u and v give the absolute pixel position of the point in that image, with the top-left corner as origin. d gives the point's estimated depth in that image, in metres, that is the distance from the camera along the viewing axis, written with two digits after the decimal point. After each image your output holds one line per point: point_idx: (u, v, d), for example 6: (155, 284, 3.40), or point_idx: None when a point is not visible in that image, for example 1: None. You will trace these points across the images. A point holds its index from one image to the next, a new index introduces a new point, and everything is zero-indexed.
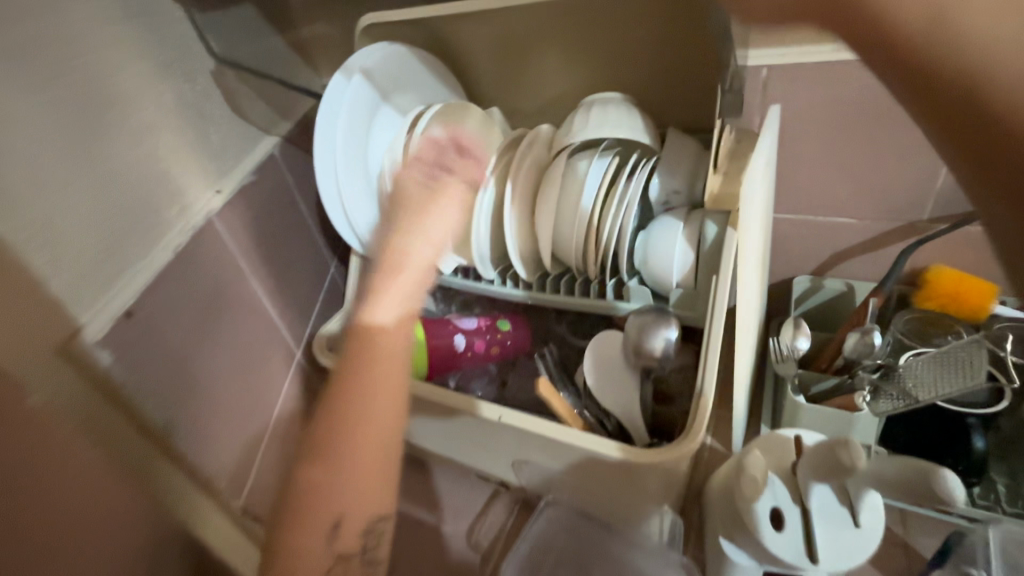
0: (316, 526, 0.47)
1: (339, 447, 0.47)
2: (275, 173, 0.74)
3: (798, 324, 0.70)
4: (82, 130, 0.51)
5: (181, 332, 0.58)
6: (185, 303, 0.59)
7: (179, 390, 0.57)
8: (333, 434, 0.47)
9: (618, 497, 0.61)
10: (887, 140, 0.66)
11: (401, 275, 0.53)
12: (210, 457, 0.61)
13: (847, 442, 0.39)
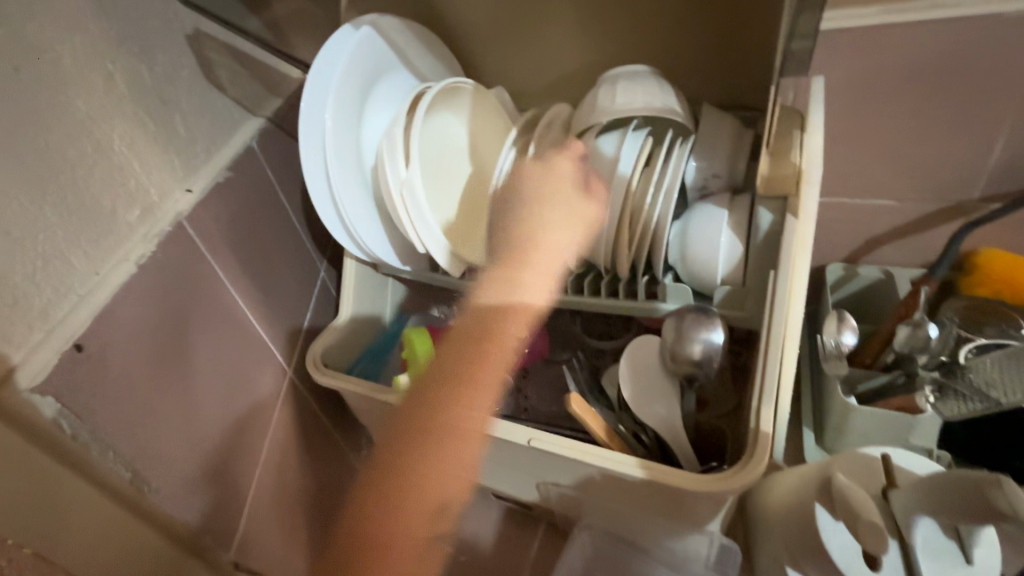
0: (418, 519, 0.61)
1: (431, 462, 0.59)
2: (253, 167, 0.65)
3: (842, 317, 0.63)
4: (14, 122, 0.42)
5: (148, 359, 0.50)
6: (151, 326, 0.50)
7: (148, 428, 0.49)
8: (437, 414, 0.56)
9: (660, 522, 0.54)
10: (938, 112, 0.60)
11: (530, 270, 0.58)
12: (188, 501, 0.53)
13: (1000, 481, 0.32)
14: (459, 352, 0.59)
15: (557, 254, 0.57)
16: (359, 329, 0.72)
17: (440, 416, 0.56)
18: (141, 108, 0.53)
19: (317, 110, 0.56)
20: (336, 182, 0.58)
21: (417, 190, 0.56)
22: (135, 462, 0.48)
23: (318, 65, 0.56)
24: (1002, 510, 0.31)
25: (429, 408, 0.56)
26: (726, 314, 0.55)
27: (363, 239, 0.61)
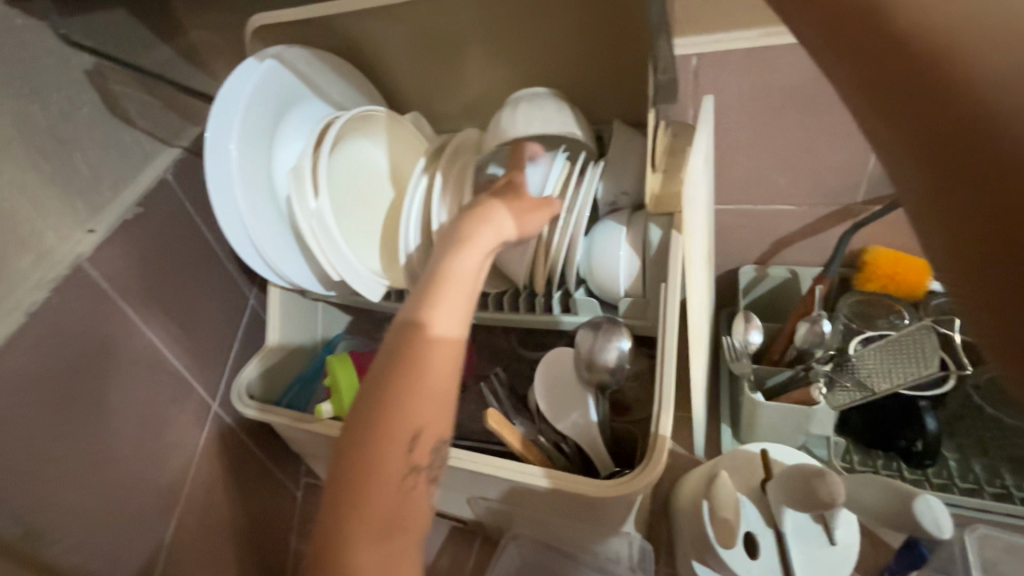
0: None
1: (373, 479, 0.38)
2: (167, 201, 0.65)
3: (749, 317, 0.68)
4: None
5: (48, 406, 0.49)
6: (48, 373, 0.49)
7: (46, 477, 0.49)
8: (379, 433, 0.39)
9: (582, 527, 0.56)
10: (815, 125, 0.65)
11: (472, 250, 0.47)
12: (96, 549, 0.52)
13: (825, 474, 0.37)
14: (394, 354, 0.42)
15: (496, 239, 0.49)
16: (287, 355, 0.72)
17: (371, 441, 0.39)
18: (32, 150, 0.52)
19: (221, 144, 0.56)
20: (247, 213, 0.57)
21: (327, 221, 0.57)
22: (30, 517, 0.47)
23: (219, 98, 0.56)
24: (826, 499, 0.36)
25: (360, 426, 0.40)
26: (631, 323, 0.58)
27: (281, 269, 0.61)
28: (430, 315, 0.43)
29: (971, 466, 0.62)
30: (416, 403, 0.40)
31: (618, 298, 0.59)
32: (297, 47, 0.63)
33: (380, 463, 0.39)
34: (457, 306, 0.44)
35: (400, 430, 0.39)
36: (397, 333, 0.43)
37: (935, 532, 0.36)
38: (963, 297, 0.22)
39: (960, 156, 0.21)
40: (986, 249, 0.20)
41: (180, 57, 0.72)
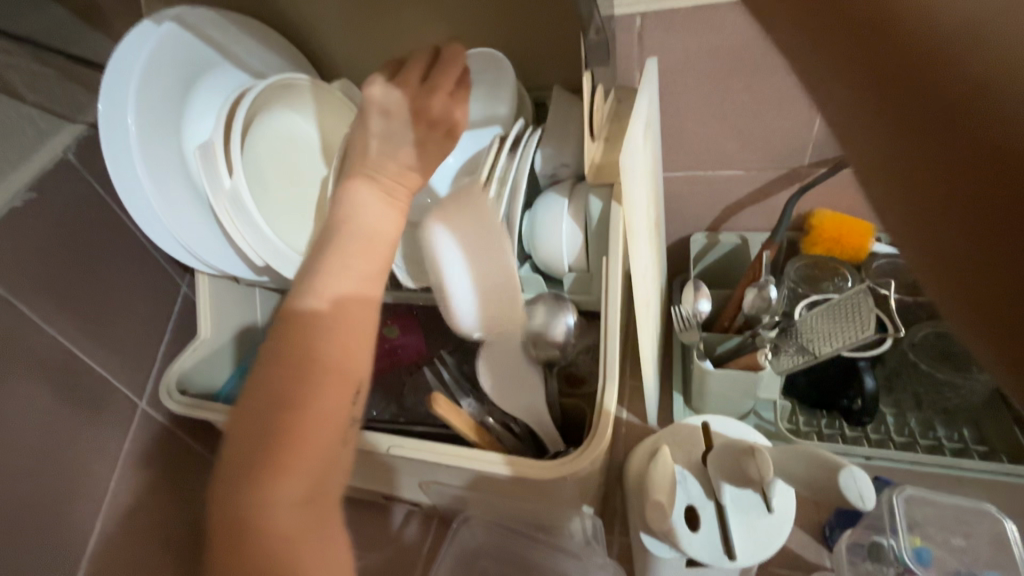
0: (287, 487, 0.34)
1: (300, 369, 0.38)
2: (69, 183, 0.59)
3: (698, 286, 0.68)
4: None
5: None
6: None
7: None
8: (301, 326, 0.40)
9: (533, 505, 0.55)
10: (759, 86, 0.64)
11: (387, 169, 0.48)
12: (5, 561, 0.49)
13: (756, 450, 0.39)
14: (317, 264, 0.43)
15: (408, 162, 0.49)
16: (222, 347, 0.67)
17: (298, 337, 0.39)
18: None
19: (116, 117, 0.50)
20: (155, 195, 0.52)
21: (243, 200, 0.52)
22: None
23: (109, 69, 0.50)
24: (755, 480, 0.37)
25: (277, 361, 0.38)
26: (576, 299, 0.57)
27: (199, 253, 0.56)
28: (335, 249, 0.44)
29: (906, 420, 0.64)
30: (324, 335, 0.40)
31: (563, 273, 0.57)
32: (200, 8, 0.57)
33: (309, 419, 0.36)
34: (361, 246, 0.45)
35: (326, 324, 0.40)
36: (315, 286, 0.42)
37: (854, 503, 0.37)
38: (932, 270, 0.19)
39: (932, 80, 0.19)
40: (969, 195, 0.18)
41: (76, 18, 0.64)
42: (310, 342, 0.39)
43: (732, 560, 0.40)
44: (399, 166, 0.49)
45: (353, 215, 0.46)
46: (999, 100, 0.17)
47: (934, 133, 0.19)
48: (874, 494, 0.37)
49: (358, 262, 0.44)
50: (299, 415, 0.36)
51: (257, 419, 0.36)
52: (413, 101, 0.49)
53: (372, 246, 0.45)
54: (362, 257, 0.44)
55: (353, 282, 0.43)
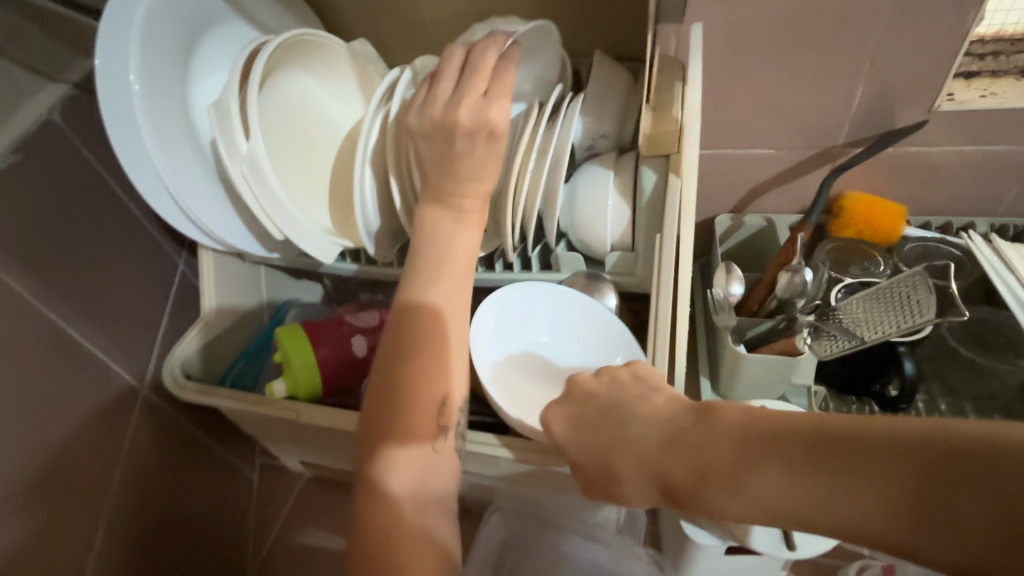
0: (409, 470, 0.42)
1: (409, 375, 0.44)
2: (58, 148, 0.53)
3: (730, 268, 0.65)
4: None
5: None
6: None
7: None
8: (403, 343, 0.45)
9: (568, 499, 0.52)
10: (802, 61, 0.60)
11: (460, 184, 0.47)
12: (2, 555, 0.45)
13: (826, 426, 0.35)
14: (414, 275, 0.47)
15: (488, 177, 0.48)
16: (226, 329, 0.62)
17: (402, 354, 0.44)
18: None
19: (118, 73, 0.44)
20: (163, 163, 0.47)
21: (262, 167, 0.47)
22: None
23: (108, 15, 0.43)
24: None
25: (386, 369, 0.44)
26: (617, 280, 0.54)
27: (213, 230, 0.51)
28: (432, 265, 0.47)
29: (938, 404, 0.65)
30: (430, 352, 0.44)
31: (604, 252, 0.54)
32: None
33: (423, 417, 0.43)
34: (459, 261, 0.47)
35: (432, 341, 0.45)
36: (413, 331, 0.44)
37: None
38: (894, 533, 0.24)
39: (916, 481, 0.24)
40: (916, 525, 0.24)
41: None
42: (414, 362, 0.44)
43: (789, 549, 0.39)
44: (477, 179, 0.47)
45: (440, 230, 0.48)
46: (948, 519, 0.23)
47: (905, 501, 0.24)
48: None
49: (454, 277, 0.47)
50: (411, 413, 0.43)
51: (378, 415, 0.43)
52: (444, 104, 0.47)
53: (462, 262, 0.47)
54: (458, 274, 0.47)
55: (449, 297, 0.46)
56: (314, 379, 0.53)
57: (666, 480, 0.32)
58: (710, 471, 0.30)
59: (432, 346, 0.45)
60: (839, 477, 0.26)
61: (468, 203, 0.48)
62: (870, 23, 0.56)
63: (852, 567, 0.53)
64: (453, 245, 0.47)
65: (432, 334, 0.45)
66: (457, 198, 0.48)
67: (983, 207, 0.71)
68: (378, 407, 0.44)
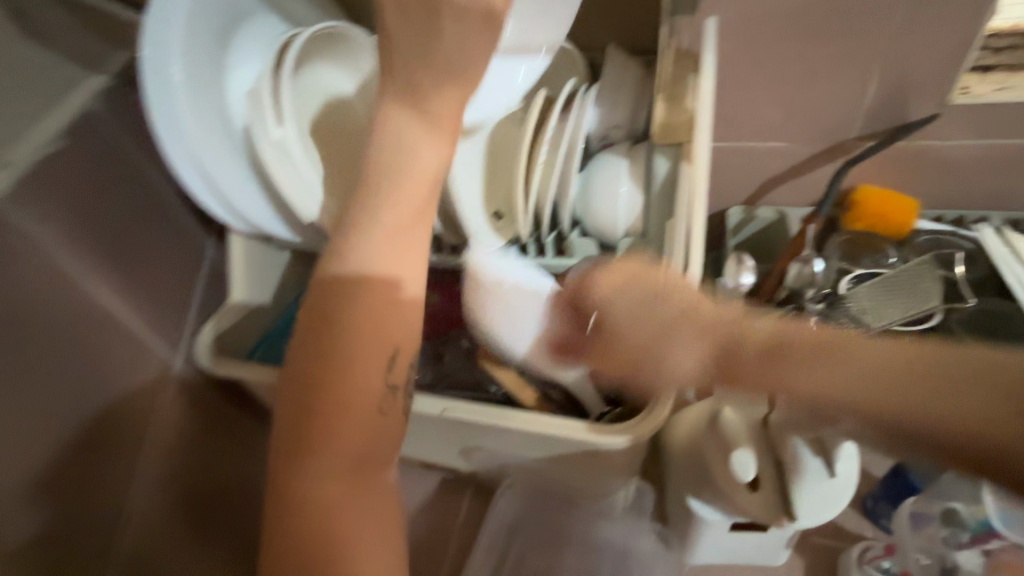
0: (347, 449, 0.34)
1: (347, 332, 0.36)
2: (99, 137, 0.56)
3: (741, 259, 0.67)
4: None
5: None
6: None
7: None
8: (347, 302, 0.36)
9: (580, 475, 0.54)
10: (815, 55, 0.61)
11: (430, 86, 0.39)
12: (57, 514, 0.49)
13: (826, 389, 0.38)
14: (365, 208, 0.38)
15: (463, 79, 0.39)
16: (255, 310, 0.65)
17: (346, 309, 0.36)
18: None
19: (163, 66, 0.48)
20: (201, 151, 0.50)
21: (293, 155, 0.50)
22: None
23: (151, 11, 0.47)
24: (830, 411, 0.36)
25: (321, 326, 0.36)
26: None
27: (246, 215, 0.54)
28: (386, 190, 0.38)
29: None
30: (378, 303, 0.37)
31: (616, 239, 0.56)
32: None
33: (362, 381, 0.35)
34: (422, 190, 0.39)
35: (380, 291, 0.37)
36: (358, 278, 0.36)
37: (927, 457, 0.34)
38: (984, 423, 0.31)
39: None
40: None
41: None
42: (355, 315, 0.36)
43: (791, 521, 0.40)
44: (449, 83, 0.39)
45: (400, 144, 0.39)
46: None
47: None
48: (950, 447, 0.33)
49: (413, 209, 0.39)
50: (349, 375, 0.35)
51: (307, 380, 0.35)
52: None
53: (422, 186, 0.39)
54: (418, 203, 0.39)
55: (405, 228, 0.38)
56: None
57: (722, 333, 0.42)
58: (779, 342, 0.40)
59: (382, 299, 0.37)
60: (932, 383, 0.34)
61: (439, 107, 0.39)
62: (883, 18, 0.56)
63: (858, 546, 0.54)
64: (413, 163, 0.39)
65: (383, 285, 0.37)
66: (426, 102, 0.39)
67: (995, 200, 0.72)
68: (309, 371, 0.35)
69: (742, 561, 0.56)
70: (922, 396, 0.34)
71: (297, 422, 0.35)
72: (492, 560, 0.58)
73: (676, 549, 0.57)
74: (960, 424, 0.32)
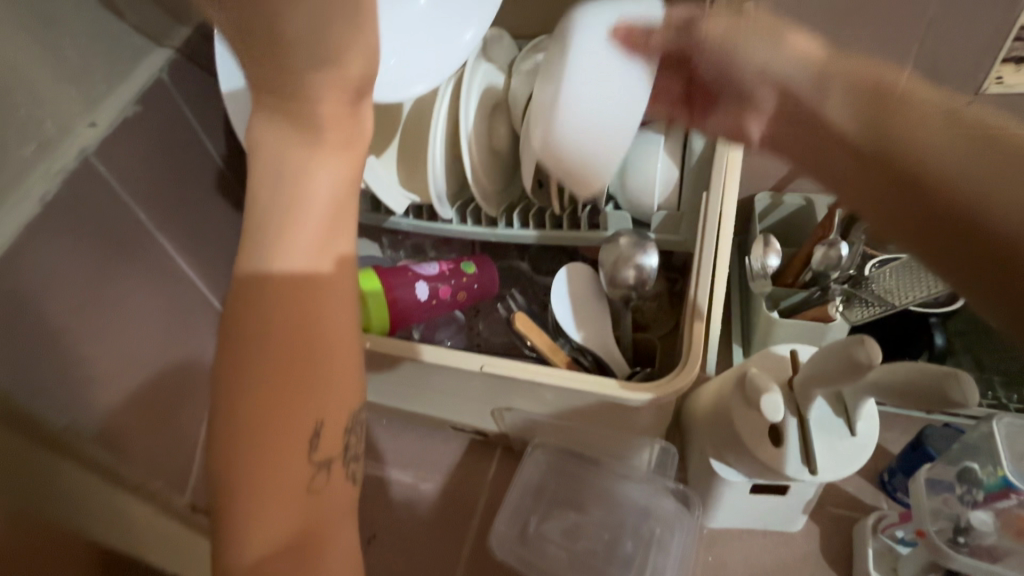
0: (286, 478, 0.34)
1: (248, 372, 0.35)
2: (165, 100, 0.55)
3: (768, 241, 0.68)
4: None
5: (77, 301, 0.42)
6: (69, 258, 0.41)
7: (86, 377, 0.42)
8: (257, 342, 0.35)
9: (611, 435, 0.57)
10: (856, 41, 0.62)
11: (307, 100, 0.40)
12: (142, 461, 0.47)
13: (861, 341, 0.37)
14: (267, 242, 0.37)
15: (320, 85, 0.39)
16: None
17: (252, 351, 0.35)
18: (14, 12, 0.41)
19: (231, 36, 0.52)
20: None
21: None
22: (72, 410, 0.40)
23: None
24: (863, 363, 0.37)
25: (224, 368, 0.35)
26: (662, 238, 0.58)
27: None
28: (282, 219, 0.38)
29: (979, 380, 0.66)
30: (294, 338, 0.36)
31: (650, 213, 0.58)
32: None
33: (278, 422, 0.35)
34: (323, 217, 0.39)
35: (289, 329, 0.36)
36: (265, 312, 0.36)
37: (964, 399, 0.34)
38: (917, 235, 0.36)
39: (966, 240, 0.34)
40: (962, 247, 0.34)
41: None
42: (253, 350, 0.35)
43: (812, 474, 0.42)
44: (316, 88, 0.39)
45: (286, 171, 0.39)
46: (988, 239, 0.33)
47: (933, 231, 0.35)
48: (980, 393, 0.34)
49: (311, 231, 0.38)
50: (267, 416, 0.34)
51: (228, 434, 0.34)
52: None
53: (312, 207, 0.38)
54: (321, 224, 0.38)
55: (309, 245, 0.38)
56: (384, 319, 0.60)
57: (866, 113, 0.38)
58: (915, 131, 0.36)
59: (285, 338, 0.36)
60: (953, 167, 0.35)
61: (327, 126, 0.40)
62: (930, 1, 0.57)
63: (873, 515, 0.56)
64: (304, 185, 0.38)
65: (307, 313, 0.36)
66: (304, 116, 0.40)
67: None
68: (219, 418, 0.35)
69: (759, 526, 0.58)
70: (949, 158, 0.35)
71: (219, 509, 0.34)
72: (525, 520, 0.60)
73: (698, 513, 0.57)
74: (966, 194, 0.34)
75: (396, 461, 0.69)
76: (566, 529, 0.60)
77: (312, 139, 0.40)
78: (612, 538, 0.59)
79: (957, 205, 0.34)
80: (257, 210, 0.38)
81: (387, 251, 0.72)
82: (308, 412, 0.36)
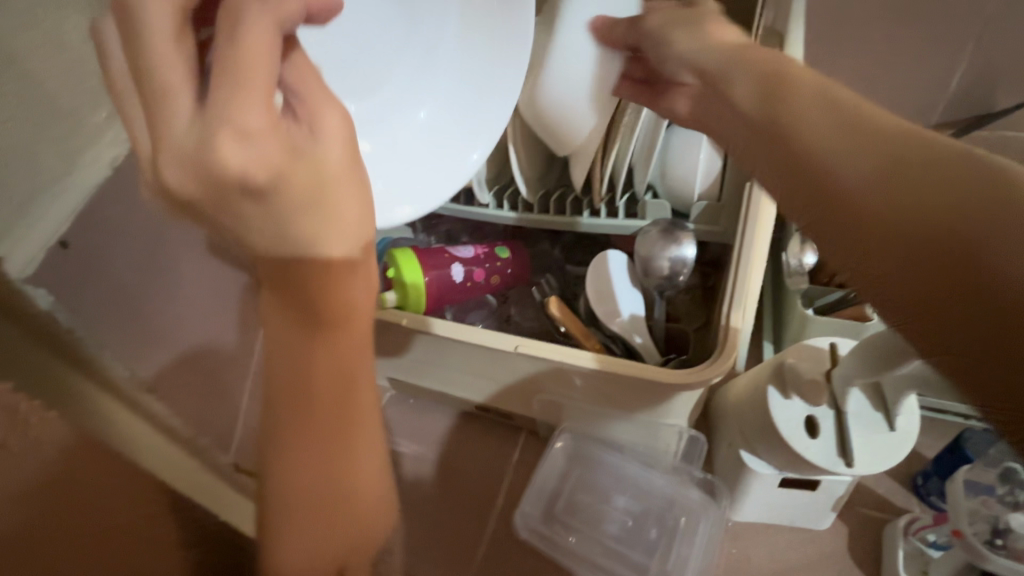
0: None
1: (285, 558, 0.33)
2: None
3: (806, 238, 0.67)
4: None
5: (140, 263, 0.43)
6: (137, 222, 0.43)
7: (143, 340, 0.43)
8: (294, 534, 0.33)
9: (639, 423, 0.57)
10: (908, 37, 0.61)
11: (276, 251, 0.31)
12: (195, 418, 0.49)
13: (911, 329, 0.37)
14: (289, 441, 0.33)
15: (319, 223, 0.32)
16: None
17: (282, 535, 0.33)
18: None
19: None
20: None
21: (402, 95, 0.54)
22: (134, 365, 0.41)
23: None
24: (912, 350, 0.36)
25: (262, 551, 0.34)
26: (699, 229, 0.58)
27: None
28: (305, 414, 0.33)
29: None
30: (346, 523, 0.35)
31: (690, 203, 0.58)
32: None
33: None
34: (358, 396, 0.35)
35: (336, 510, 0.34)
36: (305, 515, 0.33)
37: None
38: (826, 241, 0.32)
39: (872, 242, 0.30)
40: (863, 243, 0.30)
41: None
42: (284, 544, 0.33)
43: (848, 467, 0.42)
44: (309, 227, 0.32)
45: (296, 362, 0.33)
46: (907, 242, 0.28)
47: (849, 232, 0.31)
48: None
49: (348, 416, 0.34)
50: None
51: None
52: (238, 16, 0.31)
53: (343, 402, 0.34)
54: (353, 410, 0.35)
55: (338, 439, 0.34)
56: (420, 298, 0.60)
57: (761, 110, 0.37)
58: (795, 129, 0.35)
59: (321, 527, 0.34)
60: (853, 164, 0.31)
61: (320, 296, 0.32)
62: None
63: (904, 517, 0.56)
64: (318, 378, 0.33)
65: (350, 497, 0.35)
66: (298, 289, 0.32)
67: None
68: None
69: (786, 522, 0.58)
70: (838, 150, 0.32)
71: None
72: (551, 505, 0.61)
73: (724, 503, 0.57)
74: (856, 192, 0.31)
75: (421, 439, 0.70)
76: (589, 514, 0.60)
77: (319, 331, 0.33)
78: (637, 525, 0.60)
79: (834, 194, 0.32)
80: (273, 396, 0.33)
81: (420, 235, 0.72)
82: (346, 548, 0.35)
